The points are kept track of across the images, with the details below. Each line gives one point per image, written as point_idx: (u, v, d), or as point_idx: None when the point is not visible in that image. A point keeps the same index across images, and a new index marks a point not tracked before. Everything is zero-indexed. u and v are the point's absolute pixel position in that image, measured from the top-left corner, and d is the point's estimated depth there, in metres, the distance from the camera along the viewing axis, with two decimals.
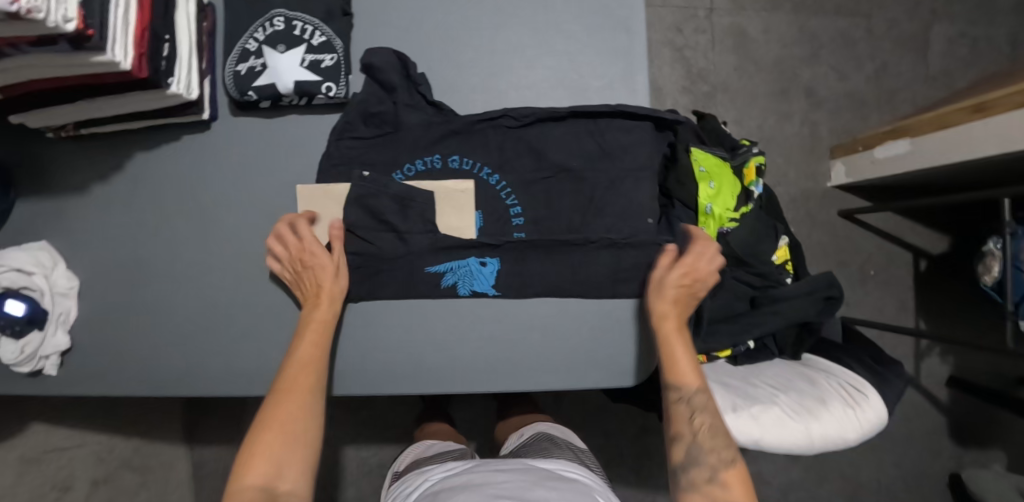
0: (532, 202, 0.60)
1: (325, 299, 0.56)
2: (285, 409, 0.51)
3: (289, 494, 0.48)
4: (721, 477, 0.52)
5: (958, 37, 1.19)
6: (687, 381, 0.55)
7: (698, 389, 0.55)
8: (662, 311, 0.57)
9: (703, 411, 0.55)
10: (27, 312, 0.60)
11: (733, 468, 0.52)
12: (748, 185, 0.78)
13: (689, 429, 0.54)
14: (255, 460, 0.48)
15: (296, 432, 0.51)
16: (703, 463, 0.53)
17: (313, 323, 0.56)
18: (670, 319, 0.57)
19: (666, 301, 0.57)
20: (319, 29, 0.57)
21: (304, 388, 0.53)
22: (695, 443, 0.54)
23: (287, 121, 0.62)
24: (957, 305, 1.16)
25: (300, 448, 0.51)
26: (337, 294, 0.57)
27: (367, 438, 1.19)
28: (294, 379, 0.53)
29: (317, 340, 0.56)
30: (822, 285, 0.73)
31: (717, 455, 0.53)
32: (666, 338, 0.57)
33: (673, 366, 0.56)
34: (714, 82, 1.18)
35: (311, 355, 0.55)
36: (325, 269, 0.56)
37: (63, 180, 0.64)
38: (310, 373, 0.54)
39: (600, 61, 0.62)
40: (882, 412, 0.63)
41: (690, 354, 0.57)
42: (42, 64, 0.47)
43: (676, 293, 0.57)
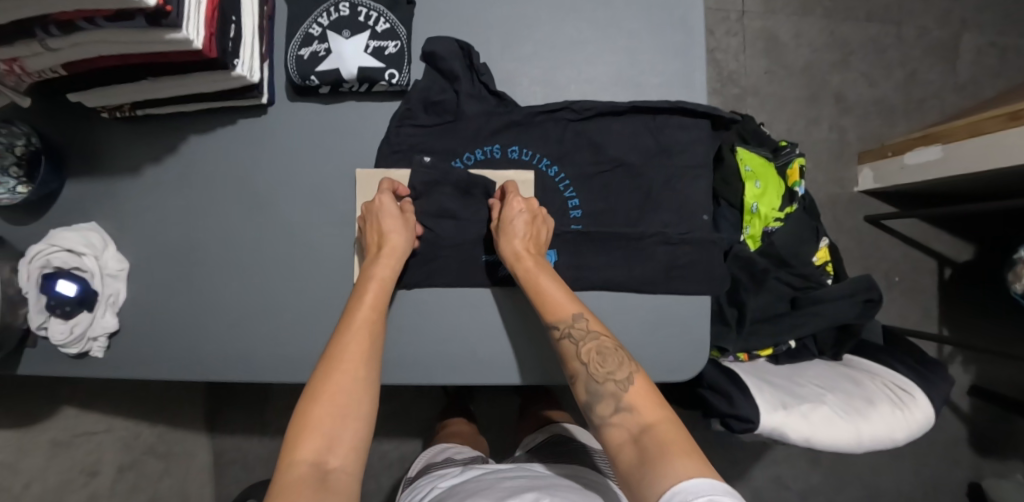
0: (590, 197, 0.60)
1: (388, 257, 0.55)
2: (339, 377, 0.49)
3: (337, 472, 0.44)
4: (624, 403, 0.48)
5: (989, 47, 1.20)
6: (563, 313, 0.52)
7: (576, 316, 0.52)
8: (513, 251, 0.54)
9: (585, 337, 0.52)
10: (79, 293, 0.60)
11: (633, 387, 0.49)
12: (792, 186, 0.78)
13: (581, 366, 0.51)
14: (307, 433, 0.46)
15: (349, 403, 0.48)
16: (604, 395, 0.49)
17: (374, 283, 0.54)
18: (521, 254, 0.54)
19: (514, 236, 0.54)
20: (383, 16, 0.57)
21: (360, 354, 0.50)
22: (591, 377, 0.50)
23: (345, 108, 0.61)
24: (981, 313, 1.17)
25: (353, 420, 0.48)
26: (402, 249, 0.55)
27: (391, 431, 1.19)
28: (346, 346, 0.50)
29: (374, 302, 0.54)
30: (862, 287, 0.74)
31: (614, 381, 0.49)
32: (528, 278, 0.54)
33: (546, 304, 0.53)
34: (745, 85, 1.19)
35: (367, 319, 0.53)
36: (394, 228, 0.55)
37: (114, 161, 0.64)
38: (364, 338, 0.51)
39: (660, 56, 0.62)
40: (929, 413, 0.64)
41: (558, 284, 0.54)
42: (113, 40, 0.47)
43: (522, 225, 0.55)
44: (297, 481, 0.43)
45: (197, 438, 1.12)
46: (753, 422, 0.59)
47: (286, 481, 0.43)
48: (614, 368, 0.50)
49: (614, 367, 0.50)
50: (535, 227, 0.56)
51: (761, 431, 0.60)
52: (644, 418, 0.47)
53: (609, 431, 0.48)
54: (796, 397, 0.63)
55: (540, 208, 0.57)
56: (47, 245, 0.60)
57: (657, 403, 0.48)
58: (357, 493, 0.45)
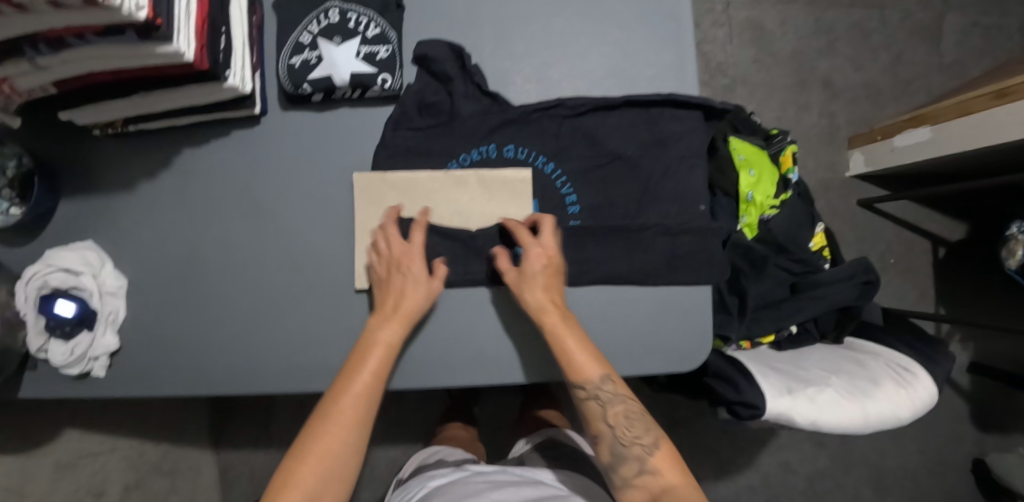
0: (588, 191, 0.60)
1: (398, 320, 0.55)
2: (329, 435, 0.52)
3: None
4: (649, 466, 0.54)
5: (971, 27, 1.21)
6: (589, 376, 0.54)
7: (604, 377, 0.55)
8: (536, 304, 0.54)
9: (613, 404, 0.55)
10: (78, 313, 0.59)
11: (658, 452, 0.55)
12: (785, 173, 0.79)
13: (607, 427, 0.56)
14: (289, 491, 0.49)
15: (335, 466, 0.52)
16: (628, 457, 0.55)
17: (379, 348, 0.54)
18: (545, 309, 0.54)
19: (538, 293, 0.54)
20: (374, 21, 0.57)
21: (351, 419, 0.53)
22: (618, 439, 0.56)
23: (338, 115, 0.61)
24: (977, 291, 1.18)
25: (335, 483, 0.52)
26: (414, 316, 0.55)
27: (399, 435, 1.18)
28: (340, 407, 0.53)
29: (377, 367, 0.54)
30: (862, 269, 0.74)
31: (640, 445, 0.55)
32: (553, 336, 0.54)
33: (571, 366, 0.54)
34: (733, 75, 1.19)
35: (365, 386, 0.53)
36: (409, 284, 0.55)
37: (108, 178, 0.64)
38: (360, 403, 0.53)
39: (650, 50, 0.62)
40: (933, 390, 0.64)
41: (584, 344, 0.55)
42: (103, 57, 0.47)
43: (545, 281, 0.55)
44: None
45: (202, 454, 1.11)
46: (759, 407, 0.59)
47: None
48: (640, 432, 0.56)
49: (640, 432, 0.56)
50: (553, 279, 0.56)
51: (766, 416, 0.60)
52: (665, 481, 0.53)
53: (631, 491, 0.54)
54: (801, 382, 0.64)
55: (551, 246, 0.56)
56: (45, 265, 0.59)
57: (679, 467, 0.54)
58: None
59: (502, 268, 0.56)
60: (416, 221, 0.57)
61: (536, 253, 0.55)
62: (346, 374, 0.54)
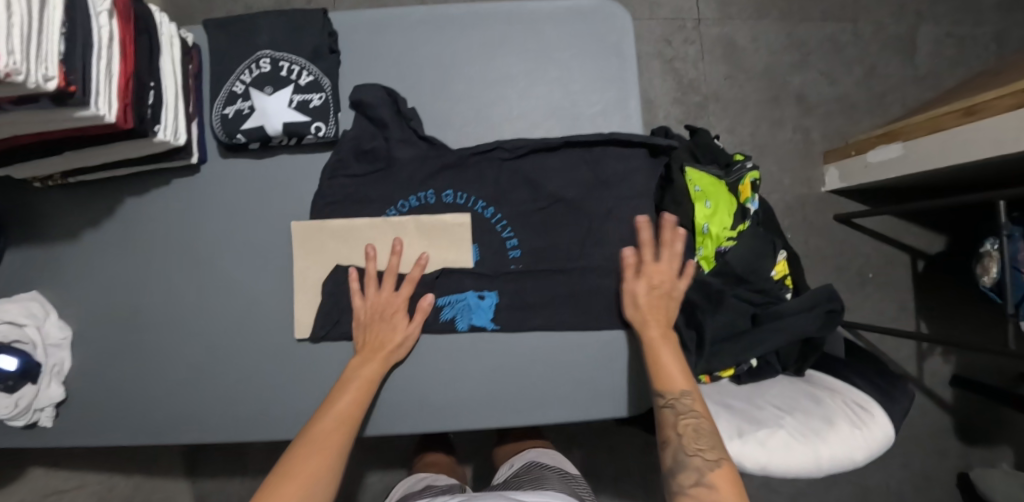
0: (529, 235, 0.59)
1: (379, 359, 0.56)
2: (308, 466, 0.48)
3: None
4: (707, 480, 0.47)
5: (945, 37, 1.19)
6: (673, 385, 0.53)
7: (684, 391, 0.52)
8: (640, 318, 0.56)
9: (687, 415, 0.51)
10: (21, 366, 0.57)
11: (720, 470, 0.48)
12: (744, 202, 0.77)
13: (675, 436, 0.51)
14: None
15: (314, 493, 0.47)
16: (688, 467, 0.49)
17: (360, 383, 0.55)
18: (650, 323, 0.56)
19: (645, 310, 0.56)
20: (306, 69, 0.57)
21: (332, 446, 0.50)
22: (681, 447, 0.50)
23: (276, 162, 0.61)
24: (958, 305, 1.16)
25: None
26: (391, 355, 0.57)
27: (376, 461, 1.11)
28: (327, 435, 0.51)
29: (358, 399, 0.54)
30: (824, 298, 0.72)
31: (702, 458, 0.49)
32: (651, 346, 0.55)
33: (659, 372, 0.54)
34: (706, 92, 1.17)
35: (348, 412, 0.53)
36: (399, 316, 0.57)
37: (52, 229, 0.63)
38: (343, 430, 0.52)
39: (591, 88, 0.61)
40: (890, 430, 0.62)
41: (679, 358, 0.55)
42: (22, 122, 0.46)
43: (653, 299, 0.56)
44: None
45: (176, 484, 1.11)
46: None
47: None
48: (706, 446, 0.49)
49: (705, 445, 0.50)
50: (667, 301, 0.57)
51: None
52: (722, 500, 0.46)
53: None
54: (753, 424, 0.63)
55: (670, 269, 0.57)
56: None
57: (740, 490, 0.47)
58: None
59: (626, 277, 0.57)
60: (410, 272, 0.58)
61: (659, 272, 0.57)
62: (332, 405, 0.53)
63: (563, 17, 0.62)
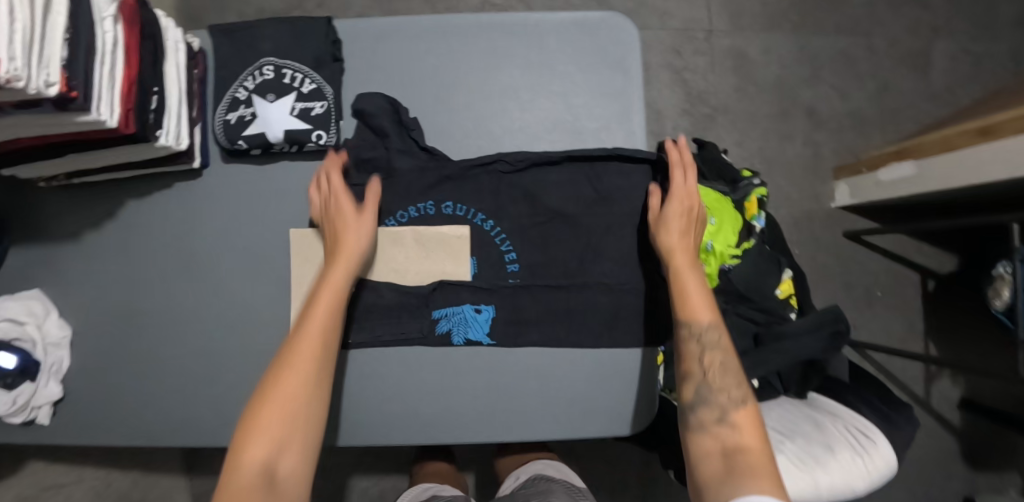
0: (527, 249, 0.59)
1: (342, 261, 0.52)
2: (281, 403, 0.45)
3: (287, 477, 0.44)
4: (731, 418, 0.49)
5: (961, 54, 1.17)
6: (697, 315, 0.52)
7: (711, 324, 0.51)
8: (670, 245, 0.54)
9: (713, 350, 0.52)
10: (19, 364, 0.59)
11: (744, 410, 0.50)
12: (750, 219, 0.77)
13: (700, 370, 0.52)
14: (253, 434, 0.44)
15: (298, 411, 0.46)
16: (712, 404, 0.50)
17: (328, 290, 0.51)
18: (678, 250, 0.54)
19: (676, 237, 0.54)
20: (309, 76, 0.57)
21: (309, 361, 0.48)
22: (705, 383, 0.51)
23: (278, 168, 0.61)
24: (967, 327, 1.13)
25: (302, 426, 0.46)
26: (355, 255, 0.53)
27: (369, 467, 1.08)
28: (301, 348, 0.48)
29: (330, 306, 0.50)
30: (829, 320, 0.69)
31: (727, 396, 0.50)
32: (678, 274, 0.53)
33: (685, 303, 0.52)
34: (715, 104, 1.16)
35: (321, 322, 0.49)
36: (350, 224, 0.54)
37: (55, 229, 0.64)
38: (315, 341, 0.49)
39: (594, 102, 0.61)
40: (891, 459, 0.62)
41: (704, 290, 0.53)
42: (25, 125, 0.46)
43: (684, 226, 0.55)
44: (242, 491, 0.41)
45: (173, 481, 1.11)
46: None
47: (229, 488, 0.42)
48: (732, 385, 0.51)
49: (731, 384, 0.51)
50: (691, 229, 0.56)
51: None
52: (743, 439, 0.48)
53: (704, 436, 0.49)
54: None
55: (698, 196, 0.56)
56: None
57: (762, 429, 0.49)
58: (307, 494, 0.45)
59: (651, 203, 0.57)
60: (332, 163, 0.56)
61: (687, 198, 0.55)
62: (296, 339, 0.48)
63: (568, 30, 0.61)
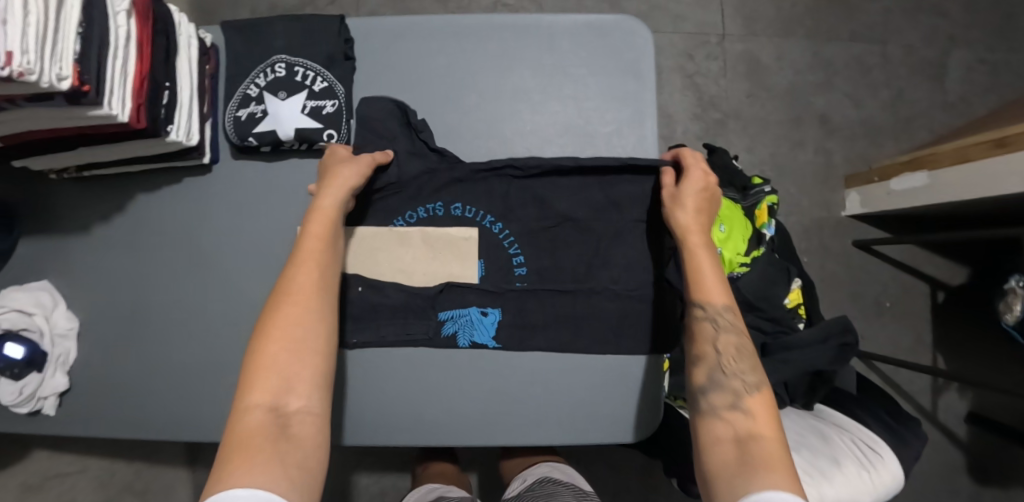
0: (535, 253, 0.58)
1: (335, 188, 0.49)
2: (280, 340, 0.42)
3: (300, 414, 0.41)
4: (744, 403, 0.46)
5: (977, 63, 1.16)
6: (712, 295, 0.50)
7: (727, 306, 0.50)
8: (685, 222, 0.52)
9: (729, 332, 0.49)
10: (27, 355, 0.59)
11: (758, 394, 0.46)
12: (759, 227, 0.77)
13: (713, 352, 0.49)
14: (258, 372, 0.41)
15: (300, 345, 0.43)
16: (725, 387, 0.47)
17: (319, 216, 0.48)
18: (692, 228, 0.51)
19: (692, 213, 0.52)
20: (320, 74, 0.57)
21: (307, 291, 0.45)
22: (718, 366, 0.49)
23: (287, 166, 0.61)
24: (978, 340, 1.12)
25: (310, 358, 0.43)
26: (350, 182, 0.50)
27: (372, 464, 1.08)
28: (296, 280, 0.45)
29: (322, 233, 0.48)
30: (836, 330, 0.69)
31: (741, 380, 0.47)
32: (691, 251, 0.51)
33: (699, 282, 0.50)
34: (726, 109, 1.15)
35: (313, 252, 0.47)
36: (343, 163, 0.51)
37: (65, 222, 0.64)
38: (312, 270, 0.46)
39: (606, 107, 0.61)
40: (897, 474, 0.61)
41: (718, 270, 0.51)
42: (38, 118, 0.46)
43: (700, 204, 0.53)
44: (254, 430, 0.38)
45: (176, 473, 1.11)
46: None
47: (239, 428, 0.39)
48: (746, 368, 0.48)
49: (745, 368, 0.48)
50: (708, 207, 0.54)
51: None
52: (757, 425, 0.44)
53: (716, 422, 0.45)
54: None
55: (711, 176, 0.55)
56: None
57: (778, 416, 0.46)
58: (322, 434, 0.41)
59: (665, 183, 0.55)
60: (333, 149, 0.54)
61: (702, 179, 0.54)
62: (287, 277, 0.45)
63: (581, 33, 0.61)
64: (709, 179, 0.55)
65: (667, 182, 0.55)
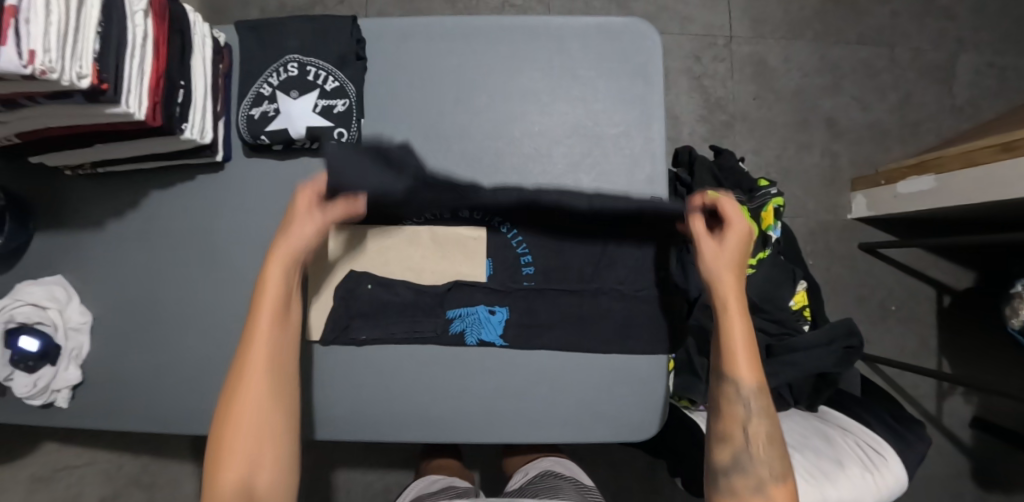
0: (542, 253, 0.59)
1: (280, 262, 0.49)
2: (243, 428, 0.47)
3: (266, 487, 0.47)
4: (766, 491, 0.51)
5: (985, 67, 1.16)
6: (745, 378, 0.52)
7: (759, 392, 0.52)
8: (725, 295, 0.51)
9: (760, 419, 0.52)
10: (41, 348, 0.61)
11: (780, 483, 0.51)
12: (765, 229, 0.76)
13: (742, 435, 0.52)
14: (225, 457, 0.46)
15: (262, 428, 0.47)
16: (750, 473, 0.52)
17: (267, 297, 0.48)
18: (731, 294, 0.51)
19: (732, 286, 0.51)
20: (332, 74, 0.57)
21: (262, 376, 0.48)
22: (746, 450, 0.52)
23: (299, 163, 0.62)
24: (984, 345, 1.12)
25: (272, 438, 0.48)
26: (296, 256, 0.49)
27: (376, 461, 1.09)
28: (247, 365, 0.48)
29: (272, 316, 0.48)
30: (841, 334, 0.69)
31: (768, 468, 0.51)
32: (727, 330, 0.51)
33: (733, 363, 0.52)
34: (732, 111, 1.15)
35: (265, 337, 0.48)
36: (298, 227, 0.49)
37: (79, 217, 0.65)
38: (263, 356, 0.48)
39: (614, 108, 0.61)
40: (901, 477, 0.62)
41: (753, 348, 0.52)
42: (57, 115, 0.47)
43: (739, 271, 0.52)
44: None
45: None
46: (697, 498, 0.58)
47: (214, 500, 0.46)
48: (773, 457, 0.52)
49: (773, 456, 0.52)
50: (742, 270, 0.53)
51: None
52: None
53: None
54: None
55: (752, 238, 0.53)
56: (12, 300, 0.61)
57: None
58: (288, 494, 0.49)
59: (696, 233, 0.52)
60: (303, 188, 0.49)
61: (739, 239, 0.52)
62: (242, 359, 0.47)
63: (590, 36, 0.61)
64: (749, 240, 0.53)
65: (699, 235, 0.52)
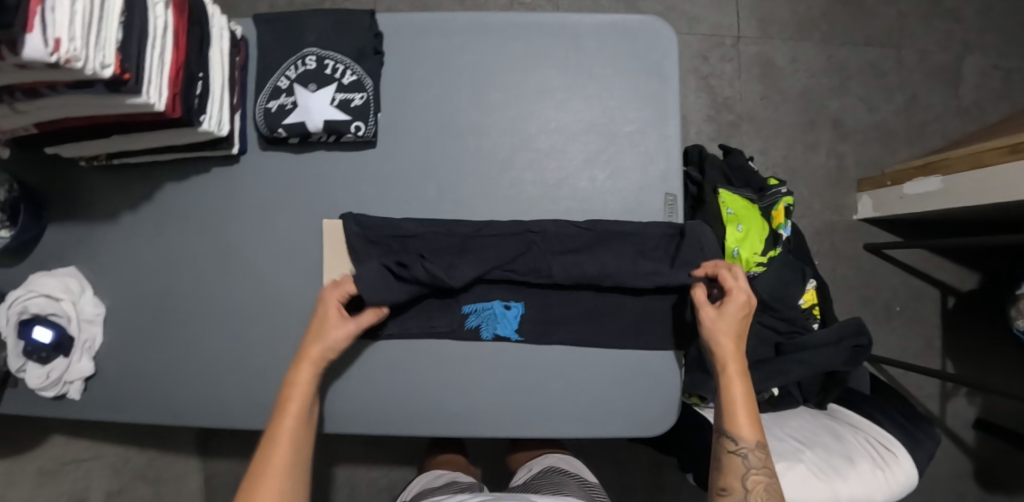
0: None
1: (311, 361, 0.54)
2: None
3: None
4: None
5: (991, 70, 1.16)
6: (744, 429, 0.53)
7: (758, 444, 0.53)
8: (724, 351, 0.54)
9: (759, 470, 0.52)
10: (54, 339, 0.60)
11: None
12: (776, 228, 0.76)
13: (741, 486, 0.52)
14: None
15: None
16: None
17: (296, 393, 0.53)
18: (730, 358, 0.54)
19: (732, 344, 0.54)
20: (350, 68, 0.57)
21: (279, 471, 0.50)
22: None
23: (314, 157, 0.62)
24: (987, 346, 1.12)
25: None
26: (324, 357, 0.54)
27: (381, 457, 1.09)
28: (270, 457, 0.51)
29: (298, 411, 0.53)
30: (850, 332, 0.70)
31: None
32: (726, 384, 0.54)
33: (732, 415, 0.53)
34: (739, 111, 1.16)
35: (289, 430, 0.52)
36: (331, 326, 0.54)
37: (93, 209, 0.65)
38: (285, 450, 0.51)
39: (629, 106, 0.61)
40: (911, 473, 0.62)
41: (752, 404, 0.54)
42: (77, 105, 0.47)
43: (740, 331, 0.55)
44: None
45: (187, 462, 1.11)
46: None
47: None
48: None
49: None
50: (743, 333, 0.56)
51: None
52: None
53: None
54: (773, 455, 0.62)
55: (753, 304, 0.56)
56: (25, 290, 0.60)
57: None
58: None
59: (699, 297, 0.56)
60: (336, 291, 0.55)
61: (743, 302, 0.54)
62: (264, 455, 0.51)
63: (606, 33, 0.62)
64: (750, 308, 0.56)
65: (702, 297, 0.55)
